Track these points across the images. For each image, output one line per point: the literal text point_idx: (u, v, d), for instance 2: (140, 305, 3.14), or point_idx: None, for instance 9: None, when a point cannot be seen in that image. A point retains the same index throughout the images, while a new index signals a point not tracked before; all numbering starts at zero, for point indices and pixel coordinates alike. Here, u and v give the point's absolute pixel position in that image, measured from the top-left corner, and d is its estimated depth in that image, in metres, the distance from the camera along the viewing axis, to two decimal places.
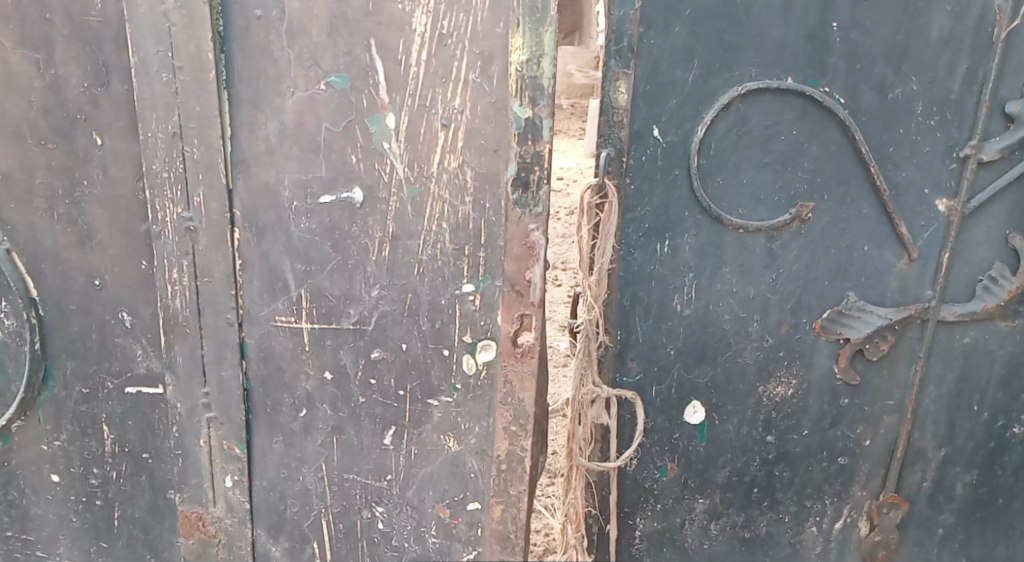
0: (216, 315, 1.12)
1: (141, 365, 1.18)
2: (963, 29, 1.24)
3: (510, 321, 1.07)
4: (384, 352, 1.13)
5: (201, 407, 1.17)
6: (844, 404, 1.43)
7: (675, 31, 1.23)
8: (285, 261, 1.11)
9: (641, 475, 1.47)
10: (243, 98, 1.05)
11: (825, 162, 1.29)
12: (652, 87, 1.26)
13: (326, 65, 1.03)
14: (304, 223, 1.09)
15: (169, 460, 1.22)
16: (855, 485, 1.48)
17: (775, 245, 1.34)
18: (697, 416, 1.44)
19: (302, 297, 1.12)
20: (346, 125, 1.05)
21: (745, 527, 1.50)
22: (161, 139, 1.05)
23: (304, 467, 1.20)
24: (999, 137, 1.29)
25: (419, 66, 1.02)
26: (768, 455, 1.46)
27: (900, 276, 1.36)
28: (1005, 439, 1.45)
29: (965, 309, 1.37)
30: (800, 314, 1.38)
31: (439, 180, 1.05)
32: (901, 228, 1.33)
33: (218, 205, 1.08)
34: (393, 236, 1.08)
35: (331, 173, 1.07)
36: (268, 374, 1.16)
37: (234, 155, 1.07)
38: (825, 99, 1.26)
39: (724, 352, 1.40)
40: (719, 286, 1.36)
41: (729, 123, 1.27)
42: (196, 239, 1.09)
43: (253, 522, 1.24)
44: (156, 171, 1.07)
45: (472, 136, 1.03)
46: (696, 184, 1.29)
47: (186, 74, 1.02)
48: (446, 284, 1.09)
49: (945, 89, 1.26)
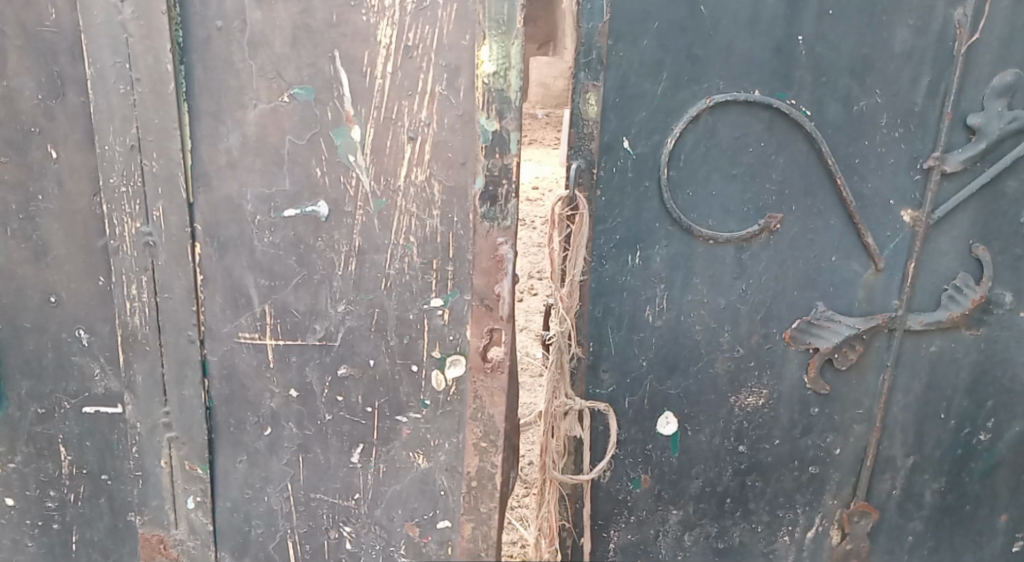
0: (176, 332, 1.09)
1: (99, 384, 1.14)
2: (925, 42, 1.25)
3: (478, 336, 1.05)
4: (351, 368, 1.11)
5: (162, 427, 1.14)
6: (814, 413, 1.43)
7: (643, 44, 1.23)
8: (249, 275, 1.09)
9: (615, 487, 1.46)
10: (204, 111, 1.03)
11: (793, 174, 1.30)
12: (621, 99, 1.25)
13: (289, 78, 1.01)
14: (268, 237, 1.07)
15: (129, 482, 1.18)
16: (826, 494, 1.48)
17: (745, 256, 1.34)
18: (670, 426, 1.43)
19: (266, 313, 1.10)
20: (311, 138, 1.03)
21: (718, 538, 1.50)
22: (119, 152, 1.02)
23: (269, 487, 1.18)
24: (962, 149, 1.30)
25: (384, 78, 1.00)
26: (740, 465, 1.46)
27: (867, 286, 1.37)
28: (972, 446, 1.46)
29: (931, 318, 1.38)
30: (769, 325, 1.38)
31: (407, 194, 1.04)
32: (868, 238, 1.33)
33: (178, 219, 1.05)
34: (360, 250, 1.06)
35: (295, 187, 1.05)
36: (232, 392, 1.13)
37: (195, 169, 1.05)
38: (792, 112, 1.27)
39: (696, 363, 1.39)
40: (689, 297, 1.36)
41: (698, 135, 1.27)
42: (155, 254, 1.06)
43: (216, 545, 1.21)
44: (114, 185, 1.04)
45: (439, 149, 1.02)
46: (666, 196, 1.29)
47: (144, 86, 1.00)
48: (414, 299, 1.07)
49: (909, 102, 1.27)
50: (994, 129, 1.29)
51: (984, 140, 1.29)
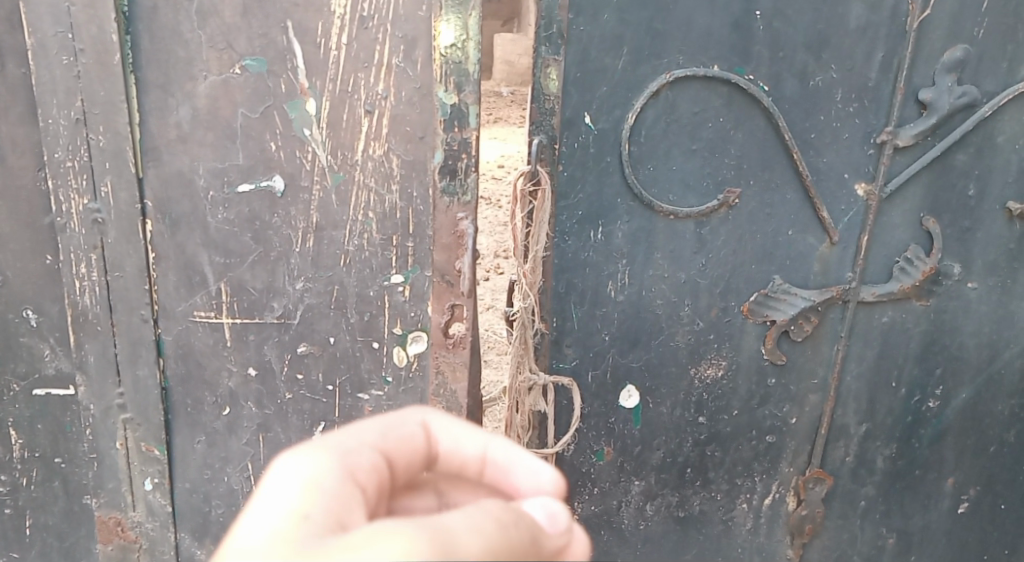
0: (129, 311, 1.07)
1: (49, 365, 1.11)
2: (879, 18, 1.25)
3: (440, 312, 1.05)
4: (311, 346, 1.10)
5: (117, 407, 1.12)
6: (771, 384, 1.45)
7: (603, 18, 1.22)
8: (203, 253, 1.06)
9: (578, 460, 1.48)
10: (152, 82, 1.00)
11: (751, 149, 1.31)
12: (582, 74, 1.24)
13: (240, 48, 0.98)
14: (221, 214, 1.05)
15: (83, 464, 1.16)
16: (783, 462, 1.51)
17: (704, 230, 1.35)
18: (632, 399, 1.45)
19: (222, 291, 1.08)
20: (264, 111, 1.00)
21: (679, 507, 1.53)
22: (63, 126, 0.99)
23: (228, 467, 1.16)
24: (913, 124, 1.31)
25: (339, 50, 0.98)
26: (700, 436, 1.48)
27: (822, 259, 1.39)
28: (921, 414, 1.50)
29: (883, 290, 1.40)
30: (728, 298, 1.39)
31: (365, 168, 1.02)
32: (822, 212, 1.35)
33: (127, 195, 1.02)
34: (317, 226, 1.05)
35: (249, 161, 1.02)
36: (188, 372, 1.11)
37: (144, 143, 1.02)
38: (749, 87, 1.27)
39: (657, 337, 1.41)
40: (651, 271, 1.37)
41: (658, 110, 1.28)
42: (105, 231, 1.04)
43: (176, 526, 1.19)
44: (59, 159, 1.01)
45: (397, 122, 1.00)
46: (627, 171, 1.29)
47: (88, 56, 0.97)
48: (374, 275, 1.06)
49: (863, 77, 1.28)
50: (944, 104, 1.30)
51: (935, 115, 1.30)
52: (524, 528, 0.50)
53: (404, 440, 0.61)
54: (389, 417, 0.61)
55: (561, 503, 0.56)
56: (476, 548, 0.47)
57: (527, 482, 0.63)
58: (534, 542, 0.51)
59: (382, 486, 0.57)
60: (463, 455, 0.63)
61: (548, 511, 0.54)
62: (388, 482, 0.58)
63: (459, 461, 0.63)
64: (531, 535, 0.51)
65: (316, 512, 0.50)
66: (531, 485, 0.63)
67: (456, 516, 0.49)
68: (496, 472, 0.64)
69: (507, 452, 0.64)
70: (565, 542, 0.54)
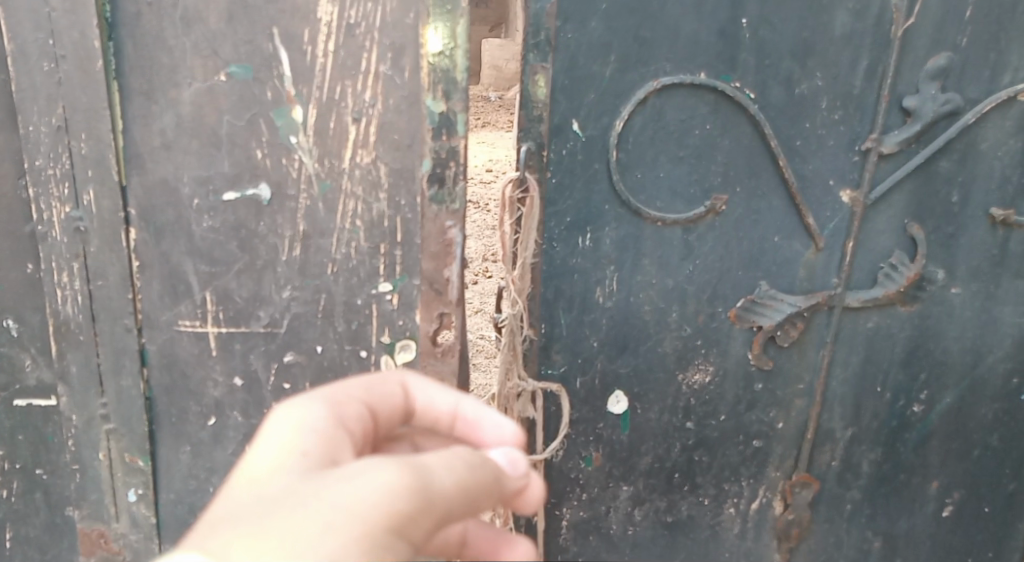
0: (112, 321, 1.06)
1: (30, 375, 1.10)
2: (864, 26, 1.26)
3: (429, 320, 1.04)
4: (297, 355, 1.09)
5: (99, 418, 1.10)
6: (758, 389, 1.45)
7: (591, 26, 1.23)
8: (187, 261, 1.05)
9: (567, 466, 1.48)
10: (135, 90, 0.99)
11: (737, 156, 1.31)
12: (570, 81, 1.25)
13: (225, 55, 0.97)
14: (207, 222, 1.04)
15: (66, 476, 1.15)
16: (770, 467, 1.51)
17: (692, 237, 1.35)
18: (620, 405, 1.44)
19: (207, 300, 1.07)
20: (250, 119, 0.99)
21: (667, 512, 1.53)
22: (44, 133, 0.98)
23: (213, 477, 1.15)
24: (897, 131, 1.32)
25: (325, 57, 0.97)
26: (687, 441, 1.48)
27: (808, 265, 1.39)
28: (906, 418, 1.50)
29: (869, 296, 1.40)
30: (715, 304, 1.39)
31: (352, 176, 1.01)
32: (809, 218, 1.35)
33: (110, 203, 1.01)
34: (304, 235, 1.04)
35: (234, 169, 1.01)
36: (172, 382, 1.10)
37: (127, 151, 1.01)
38: (736, 94, 1.27)
39: (645, 343, 1.41)
40: (639, 277, 1.37)
41: (645, 118, 1.28)
42: (87, 240, 1.02)
43: (159, 538, 1.17)
44: (40, 167, 1.00)
45: (385, 130, 0.99)
46: (615, 178, 1.29)
47: (70, 63, 0.96)
48: (362, 284, 1.05)
49: (848, 85, 1.29)
50: (928, 111, 1.30)
51: (919, 122, 1.31)
52: (488, 468, 0.63)
53: (386, 396, 0.74)
54: (373, 378, 0.74)
55: (521, 452, 0.71)
56: (450, 479, 0.60)
57: (494, 435, 0.77)
58: (497, 479, 0.64)
59: (366, 431, 0.70)
60: (437, 411, 0.77)
61: (510, 457, 0.69)
62: (373, 430, 0.71)
63: (435, 417, 0.77)
64: (495, 473, 0.64)
65: (318, 445, 0.62)
66: (495, 437, 0.77)
67: (432, 457, 0.61)
68: (466, 426, 0.78)
69: (474, 408, 0.77)
70: (522, 482, 0.68)
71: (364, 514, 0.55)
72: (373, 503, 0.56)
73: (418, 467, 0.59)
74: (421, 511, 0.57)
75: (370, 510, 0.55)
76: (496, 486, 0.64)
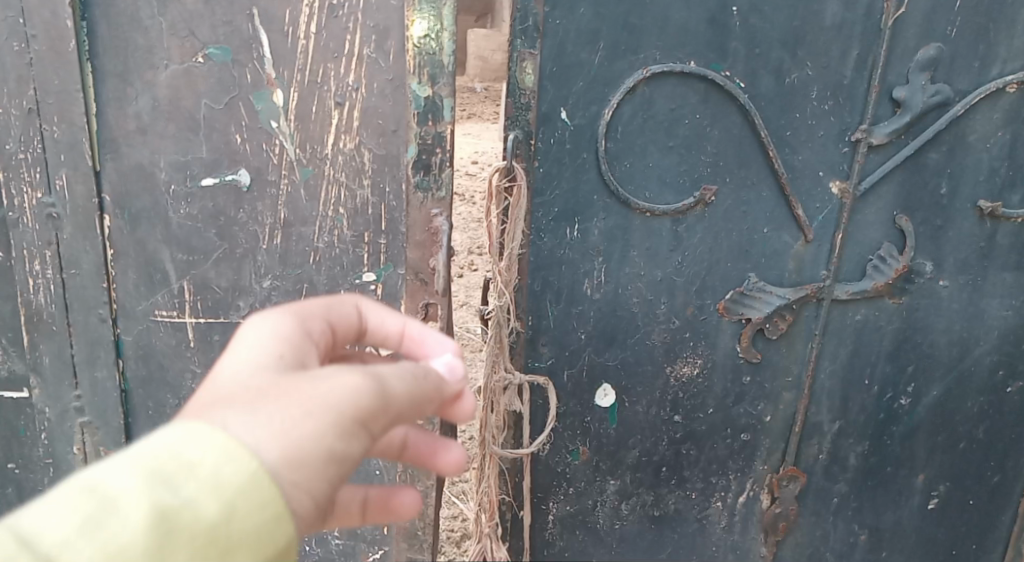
0: (86, 311, 1.03)
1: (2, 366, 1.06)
2: (855, 15, 1.24)
3: (414, 311, 1.02)
4: None
5: (74, 410, 1.08)
6: (746, 382, 1.44)
7: (580, 12, 1.20)
8: (164, 250, 1.02)
9: (553, 460, 1.46)
10: (109, 71, 0.95)
11: (727, 146, 1.29)
12: (559, 68, 1.23)
13: (202, 36, 0.94)
14: (184, 208, 1.01)
15: (39, 470, 1.12)
16: (757, 460, 1.50)
17: (680, 228, 1.33)
18: (607, 398, 1.43)
19: (184, 290, 1.04)
20: (229, 102, 0.96)
21: (654, 505, 1.52)
22: (15, 116, 0.95)
23: None
24: (888, 122, 1.30)
25: (307, 39, 0.94)
26: (675, 434, 1.47)
27: (797, 257, 1.37)
28: (893, 411, 1.49)
29: (858, 288, 1.39)
30: (703, 296, 1.38)
31: (335, 162, 0.98)
32: (798, 210, 1.34)
33: (83, 188, 0.98)
34: (285, 223, 1.01)
35: (212, 154, 0.98)
36: (149, 373, 1.07)
37: (102, 135, 0.97)
38: (726, 83, 1.25)
39: (633, 335, 1.39)
40: (627, 269, 1.35)
41: (634, 106, 1.25)
42: (60, 227, 0.99)
43: None
44: (10, 151, 0.97)
45: (369, 115, 0.96)
46: (603, 167, 1.27)
47: (41, 43, 0.93)
48: (345, 273, 1.03)
49: (839, 74, 1.27)
50: (918, 102, 1.28)
51: (909, 112, 1.29)
52: (433, 377, 0.60)
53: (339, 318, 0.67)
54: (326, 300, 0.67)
55: (457, 359, 0.67)
56: (402, 385, 0.56)
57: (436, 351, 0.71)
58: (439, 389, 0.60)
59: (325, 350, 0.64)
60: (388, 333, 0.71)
61: (447, 364, 0.66)
62: (331, 346, 0.65)
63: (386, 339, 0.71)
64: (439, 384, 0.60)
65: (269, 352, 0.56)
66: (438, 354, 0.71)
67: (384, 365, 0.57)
68: (413, 344, 0.72)
69: (422, 331, 0.72)
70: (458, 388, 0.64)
71: (324, 409, 0.51)
72: (346, 395, 0.52)
73: (371, 371, 0.55)
74: (379, 411, 0.54)
75: (331, 406, 0.51)
76: (448, 393, 0.62)
